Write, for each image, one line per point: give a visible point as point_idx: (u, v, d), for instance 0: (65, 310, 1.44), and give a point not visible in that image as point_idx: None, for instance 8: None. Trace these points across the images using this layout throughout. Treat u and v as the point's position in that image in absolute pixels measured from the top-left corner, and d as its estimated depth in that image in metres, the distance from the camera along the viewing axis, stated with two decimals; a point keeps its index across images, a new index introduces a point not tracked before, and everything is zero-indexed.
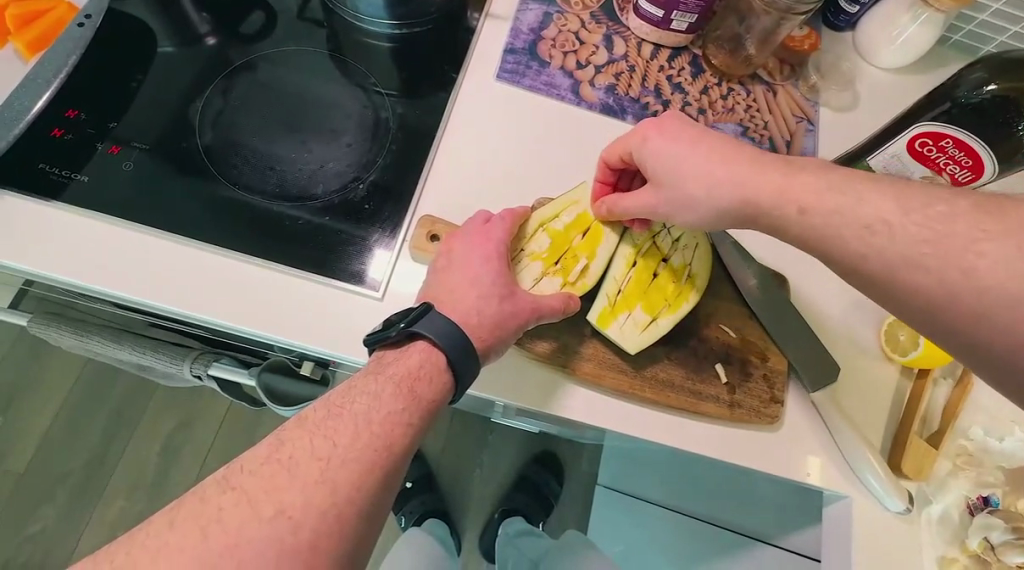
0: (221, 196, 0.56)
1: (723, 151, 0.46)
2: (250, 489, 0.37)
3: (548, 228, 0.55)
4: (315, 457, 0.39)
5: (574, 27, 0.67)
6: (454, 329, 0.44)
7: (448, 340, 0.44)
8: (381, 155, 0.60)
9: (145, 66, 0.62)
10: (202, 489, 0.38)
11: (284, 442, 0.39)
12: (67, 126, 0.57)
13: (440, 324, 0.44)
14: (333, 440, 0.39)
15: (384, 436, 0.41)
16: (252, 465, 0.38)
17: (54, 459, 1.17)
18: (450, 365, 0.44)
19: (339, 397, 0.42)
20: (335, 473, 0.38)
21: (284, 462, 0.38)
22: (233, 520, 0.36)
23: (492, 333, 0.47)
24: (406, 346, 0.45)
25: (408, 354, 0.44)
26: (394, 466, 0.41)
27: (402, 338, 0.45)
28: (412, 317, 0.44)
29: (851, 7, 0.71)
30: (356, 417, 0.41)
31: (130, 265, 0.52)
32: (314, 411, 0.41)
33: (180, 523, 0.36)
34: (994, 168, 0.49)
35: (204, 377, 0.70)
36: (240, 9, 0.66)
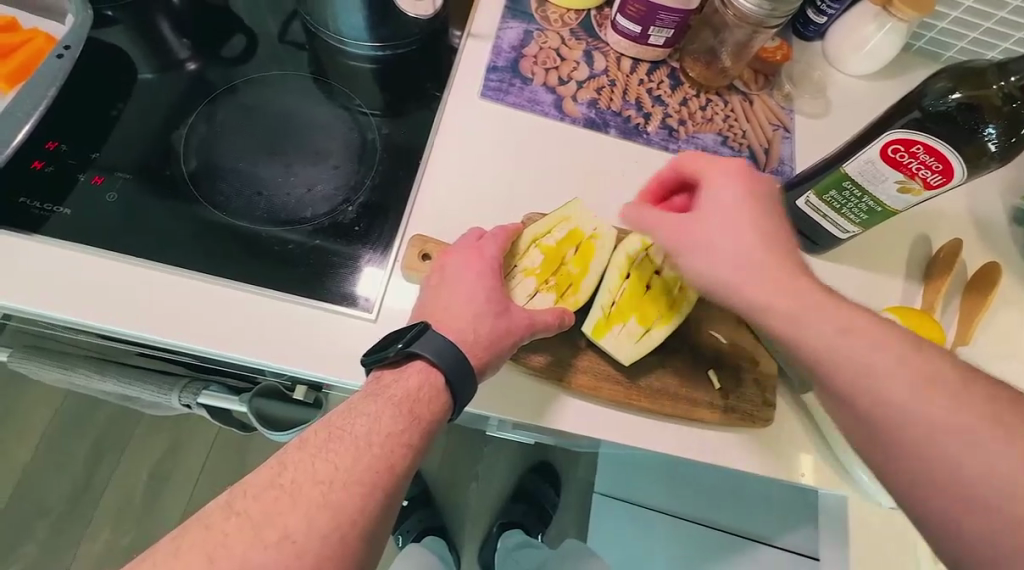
0: (208, 224, 0.55)
1: (732, 233, 0.47)
2: (254, 514, 0.37)
3: (541, 244, 0.55)
4: (317, 480, 0.38)
5: (554, 44, 0.68)
6: (452, 348, 0.44)
7: (446, 360, 0.44)
8: (369, 176, 0.60)
9: (126, 93, 0.61)
10: (205, 515, 0.37)
11: (286, 466, 0.39)
12: (48, 159, 0.56)
13: (438, 344, 0.44)
14: (335, 463, 0.39)
15: (385, 457, 0.40)
16: (253, 490, 0.38)
17: (38, 492, 1.13)
18: (449, 384, 0.44)
19: (339, 419, 0.41)
20: (338, 496, 0.38)
21: (287, 488, 0.38)
22: (237, 547, 0.35)
23: (489, 349, 0.47)
24: (405, 366, 0.45)
25: (407, 375, 0.44)
26: (395, 486, 0.40)
27: (400, 358, 0.45)
28: (410, 337, 0.44)
29: (819, 18, 0.73)
30: (357, 440, 0.40)
31: (116, 297, 0.51)
32: (315, 432, 0.40)
33: (185, 552, 0.35)
34: (964, 172, 0.49)
35: (193, 405, 0.72)
36: (222, 34, 0.66)
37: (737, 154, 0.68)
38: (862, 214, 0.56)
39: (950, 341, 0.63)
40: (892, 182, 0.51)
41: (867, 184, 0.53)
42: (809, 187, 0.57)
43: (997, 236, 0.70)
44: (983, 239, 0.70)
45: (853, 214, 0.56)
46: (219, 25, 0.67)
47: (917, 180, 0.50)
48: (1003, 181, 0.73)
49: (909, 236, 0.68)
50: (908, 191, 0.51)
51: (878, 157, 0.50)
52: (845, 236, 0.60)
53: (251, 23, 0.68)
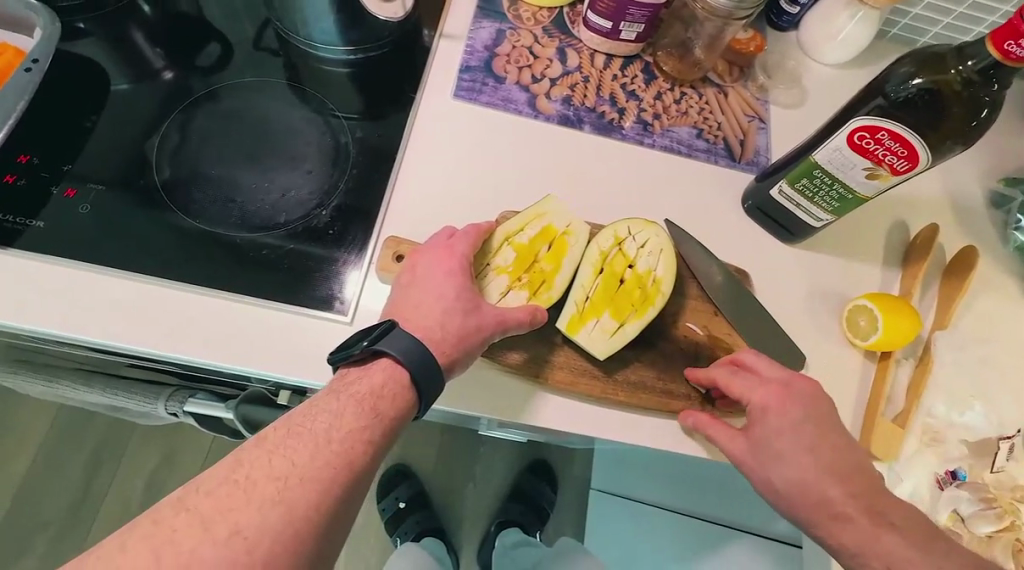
0: (182, 232, 0.56)
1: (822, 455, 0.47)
2: (203, 510, 0.36)
3: (514, 241, 0.55)
4: (273, 476, 0.38)
5: (527, 42, 0.69)
6: (418, 345, 0.45)
7: (410, 356, 0.44)
8: (342, 180, 0.60)
9: (100, 105, 0.61)
10: (155, 511, 0.37)
11: (242, 462, 0.39)
12: (20, 171, 0.56)
13: (403, 341, 0.45)
14: (293, 459, 0.39)
15: (344, 453, 0.40)
16: (208, 486, 0.38)
17: (34, 504, 1.14)
18: (413, 381, 0.44)
19: (300, 416, 0.42)
20: (294, 491, 0.38)
21: (241, 483, 0.38)
22: (185, 541, 0.35)
23: (456, 346, 0.47)
24: (370, 363, 0.45)
25: (371, 372, 0.44)
26: (354, 482, 0.40)
27: (366, 356, 0.45)
28: (375, 335, 0.45)
29: (792, 8, 0.73)
30: (317, 436, 0.41)
31: (89, 307, 0.52)
32: (274, 429, 0.41)
33: (131, 548, 0.35)
34: (929, 157, 0.48)
35: (180, 414, 0.72)
36: (195, 42, 0.67)
37: (712, 146, 0.68)
38: (834, 202, 0.56)
39: (927, 327, 0.63)
40: (860, 169, 0.51)
41: (836, 172, 0.53)
42: (782, 176, 0.58)
43: (974, 221, 0.70)
44: (960, 224, 0.70)
45: (825, 203, 0.56)
46: (192, 34, 0.67)
47: (886, 167, 0.50)
48: (980, 166, 0.74)
49: (885, 223, 0.68)
50: (876, 177, 0.51)
51: (845, 145, 0.51)
52: (820, 224, 0.60)
53: (224, 30, 0.68)
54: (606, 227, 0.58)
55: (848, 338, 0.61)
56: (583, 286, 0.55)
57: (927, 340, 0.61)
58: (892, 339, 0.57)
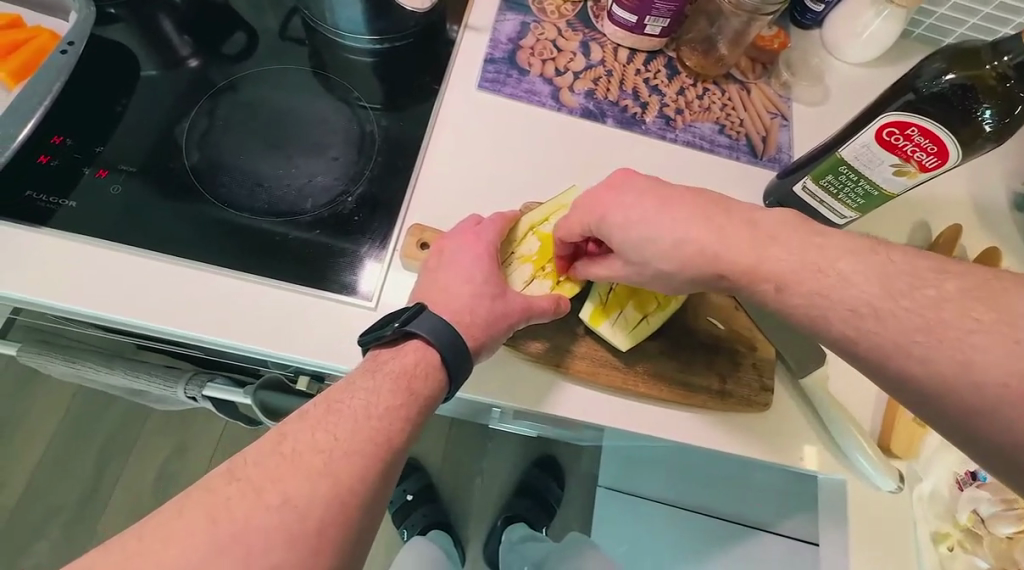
0: (210, 216, 0.56)
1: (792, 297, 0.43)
2: (255, 480, 0.37)
3: (538, 231, 0.55)
4: (318, 449, 0.39)
5: (551, 35, 0.69)
6: (448, 327, 0.45)
7: (442, 339, 0.45)
8: (368, 168, 0.60)
9: (130, 90, 0.62)
10: (208, 481, 0.37)
11: (286, 436, 0.39)
12: (54, 152, 0.57)
13: (434, 323, 0.45)
14: (334, 434, 0.39)
15: (384, 429, 0.41)
16: (255, 457, 0.38)
17: (50, 488, 1.16)
18: (445, 362, 0.45)
19: (336, 391, 0.42)
20: (339, 464, 0.38)
21: (288, 454, 0.38)
22: (239, 509, 0.36)
23: (485, 331, 0.47)
24: (401, 345, 0.45)
25: (404, 352, 0.45)
26: (395, 458, 0.41)
27: (397, 337, 0.45)
28: (405, 317, 0.45)
29: (816, 5, 0.73)
30: (356, 412, 0.41)
31: (120, 286, 0.52)
32: (315, 406, 0.41)
33: (188, 514, 0.36)
34: (959, 153, 0.48)
35: (198, 398, 0.72)
36: (223, 31, 0.67)
37: (734, 142, 0.68)
38: (857, 200, 0.56)
39: None
40: (887, 166, 0.51)
41: (863, 168, 0.52)
42: (806, 173, 0.58)
43: (997, 221, 0.70)
44: (985, 224, 0.70)
45: (850, 199, 0.56)
46: (219, 22, 0.68)
47: (915, 163, 0.50)
48: (1004, 166, 0.73)
49: (908, 222, 0.68)
50: (903, 174, 0.51)
51: (874, 141, 0.50)
52: (843, 222, 0.59)
53: (251, 19, 0.68)
54: None
55: None
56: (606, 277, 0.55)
57: None
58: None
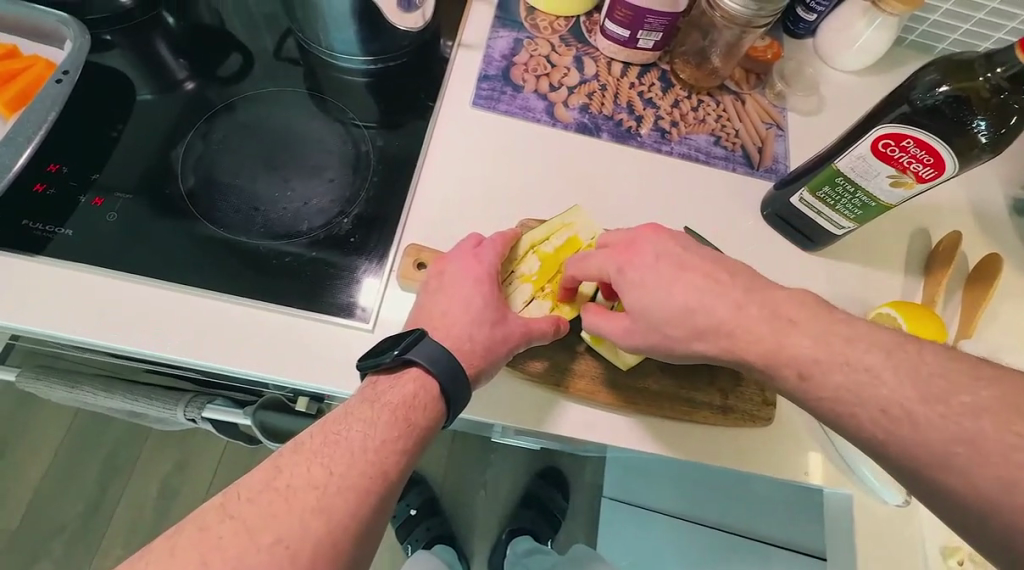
0: (207, 241, 0.56)
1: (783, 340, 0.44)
2: (247, 518, 0.37)
3: (539, 250, 0.55)
4: (312, 484, 0.38)
5: (545, 51, 0.69)
6: (446, 356, 0.45)
7: (441, 367, 0.44)
8: (363, 189, 0.60)
9: (126, 115, 0.62)
10: (200, 518, 0.37)
11: (281, 469, 0.39)
12: (50, 180, 0.57)
13: (433, 352, 0.45)
14: (330, 468, 0.39)
15: (379, 462, 0.41)
16: (247, 493, 0.38)
17: (51, 509, 1.15)
18: (443, 393, 0.45)
19: (334, 421, 0.42)
20: (333, 500, 0.38)
21: (281, 490, 0.38)
22: (231, 549, 0.36)
23: (483, 357, 0.47)
24: (400, 373, 0.45)
25: (403, 381, 0.44)
26: (389, 490, 0.41)
27: (396, 365, 0.45)
28: (405, 344, 0.45)
29: (809, 15, 0.74)
30: (352, 445, 0.40)
31: (116, 314, 0.52)
32: (311, 436, 0.41)
33: (179, 555, 0.35)
34: (955, 164, 0.48)
35: (198, 420, 0.72)
36: (219, 53, 0.68)
37: (730, 154, 0.68)
38: (855, 211, 0.55)
39: (952, 335, 0.62)
40: (884, 176, 0.51)
41: (859, 180, 0.52)
42: (803, 185, 0.57)
43: (996, 228, 0.70)
44: (984, 231, 0.69)
45: (847, 210, 0.56)
46: (215, 44, 0.68)
47: (915, 174, 0.49)
48: (1000, 173, 0.73)
49: (906, 231, 0.68)
50: (901, 184, 0.51)
51: (869, 153, 0.50)
52: (841, 232, 0.59)
53: (247, 41, 0.69)
54: None
55: None
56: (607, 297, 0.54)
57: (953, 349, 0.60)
58: None
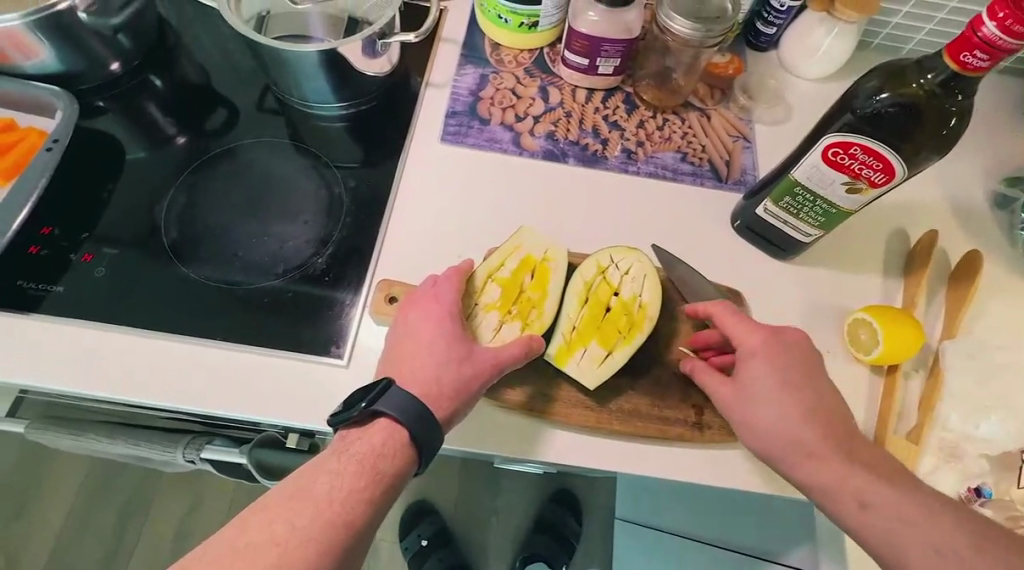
0: (190, 289, 0.59)
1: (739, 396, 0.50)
2: None
3: (497, 277, 0.55)
4: (275, 541, 0.40)
5: (510, 84, 0.72)
6: (414, 401, 0.45)
7: (407, 415, 0.45)
8: (336, 229, 0.63)
9: (115, 174, 0.66)
10: None
11: (247, 526, 0.41)
12: (43, 242, 0.61)
13: (400, 401, 0.45)
14: (294, 523, 0.41)
15: (345, 513, 0.42)
16: (211, 550, 0.40)
17: (72, 557, 1.17)
18: (413, 439, 0.45)
19: (302, 474, 0.43)
20: (297, 554, 0.40)
21: (242, 553, 0.39)
22: None
23: (453, 397, 0.48)
24: (369, 424, 0.46)
25: (371, 432, 0.45)
26: (351, 539, 0.42)
27: (364, 417, 0.46)
28: (373, 396, 0.45)
29: (768, 29, 0.75)
30: (319, 498, 0.42)
31: (103, 366, 0.55)
32: (280, 492, 0.42)
33: None
34: (905, 168, 0.48)
35: (197, 461, 0.75)
36: (203, 109, 0.72)
37: (697, 169, 0.69)
38: (819, 217, 0.56)
39: (936, 336, 0.61)
40: (839, 183, 0.51)
41: (817, 188, 0.53)
42: (766, 196, 0.58)
43: (978, 223, 0.69)
44: (964, 227, 0.69)
45: (811, 218, 0.56)
46: (199, 101, 0.72)
47: (868, 177, 0.50)
48: (979, 167, 0.73)
49: (883, 232, 0.67)
50: (857, 191, 0.51)
51: (820, 161, 0.51)
52: (809, 239, 0.60)
53: (230, 96, 0.73)
54: (588, 257, 0.58)
55: (853, 354, 0.59)
56: (571, 315, 0.55)
57: (936, 350, 0.59)
58: (898, 345, 0.55)
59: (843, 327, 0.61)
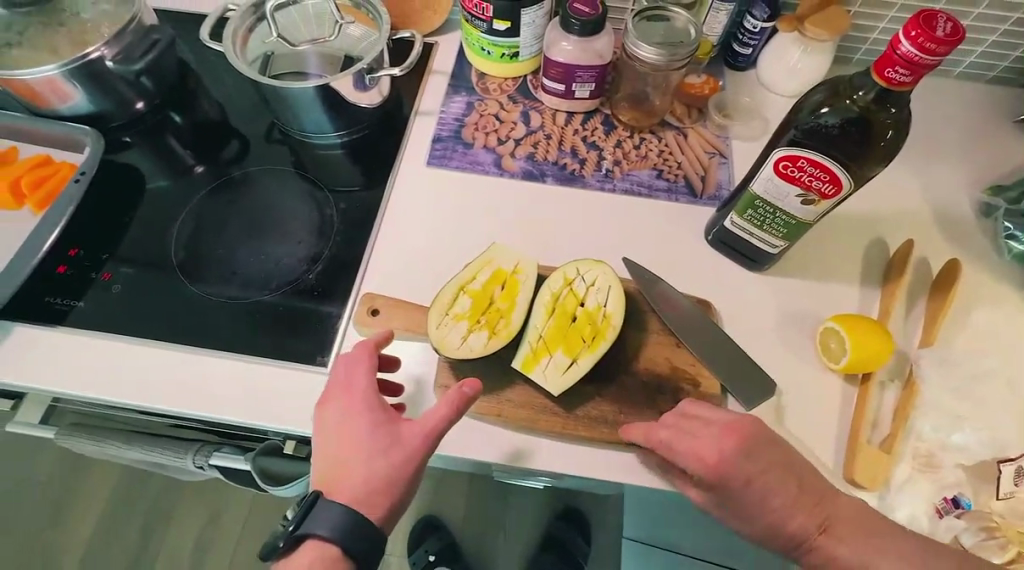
0: (196, 303, 0.64)
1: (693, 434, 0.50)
2: None
3: (468, 289, 0.59)
4: None
5: (494, 109, 0.76)
6: (343, 516, 0.46)
7: (337, 532, 0.46)
8: (327, 248, 0.68)
9: (136, 201, 0.73)
10: None
11: None
12: (69, 262, 0.68)
13: (328, 518, 0.46)
14: None
15: None
16: None
17: None
18: (347, 554, 0.46)
19: None
20: None
21: None
22: None
23: (390, 486, 0.48)
24: (301, 544, 0.47)
25: (304, 552, 0.46)
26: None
27: (293, 540, 0.47)
28: (300, 516, 0.47)
29: (745, 49, 0.78)
30: None
31: (115, 373, 0.60)
32: None
33: None
34: (852, 178, 0.50)
35: (206, 467, 0.80)
36: (217, 141, 0.79)
37: (672, 185, 0.71)
38: (782, 229, 0.57)
39: (914, 344, 0.61)
40: (793, 196, 0.53)
41: (774, 201, 0.55)
42: (732, 210, 0.60)
43: (962, 232, 0.69)
44: (947, 236, 0.68)
45: (774, 229, 0.58)
46: (213, 134, 0.80)
47: (819, 187, 0.51)
48: (964, 175, 0.73)
49: (861, 243, 0.68)
50: (811, 202, 0.53)
51: (773, 174, 0.53)
52: (776, 250, 0.61)
53: (241, 129, 0.80)
54: (557, 270, 0.61)
55: (824, 363, 0.60)
56: (539, 326, 0.58)
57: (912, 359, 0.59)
58: (864, 354, 0.56)
59: (816, 337, 0.62)
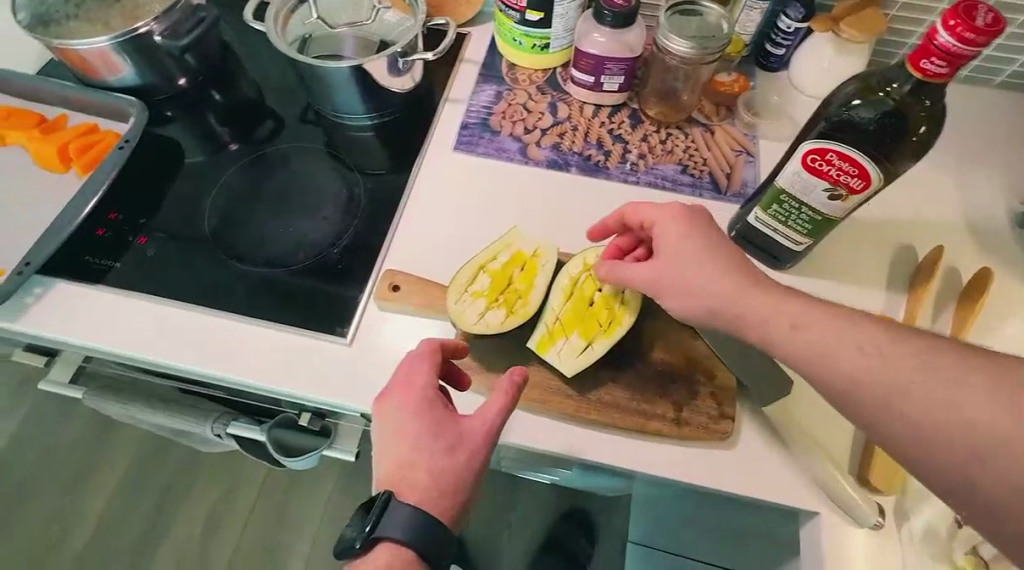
0: (224, 271, 0.67)
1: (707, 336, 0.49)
2: None
3: (488, 269, 0.60)
4: None
5: (522, 99, 0.77)
6: (415, 516, 0.46)
7: (408, 534, 0.46)
8: (352, 224, 0.69)
9: (173, 172, 0.76)
10: None
11: None
12: (108, 226, 0.71)
13: (401, 521, 0.46)
14: None
15: None
16: None
17: (110, 538, 1.23)
18: (419, 556, 0.46)
19: None
20: None
21: None
22: None
23: (456, 487, 0.48)
24: (373, 546, 0.47)
25: (376, 555, 0.46)
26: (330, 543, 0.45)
27: (366, 542, 0.46)
28: (374, 519, 0.46)
29: (777, 49, 0.77)
30: None
31: (145, 332, 0.63)
32: None
33: None
34: (880, 172, 0.49)
35: (223, 436, 0.82)
36: (252, 120, 0.81)
37: (697, 180, 0.71)
38: (806, 225, 0.57)
39: None
40: (820, 191, 0.53)
41: (800, 196, 0.54)
42: (755, 203, 0.59)
43: (995, 241, 0.67)
44: (979, 244, 0.67)
45: (798, 225, 0.57)
46: (250, 113, 0.82)
47: (846, 181, 0.51)
48: (998, 185, 0.71)
49: (889, 247, 0.67)
50: (837, 197, 0.53)
51: (799, 167, 0.52)
52: (801, 248, 0.60)
53: (277, 109, 0.82)
54: (576, 256, 0.62)
55: None
56: (555, 309, 0.58)
57: None
58: None
59: None
